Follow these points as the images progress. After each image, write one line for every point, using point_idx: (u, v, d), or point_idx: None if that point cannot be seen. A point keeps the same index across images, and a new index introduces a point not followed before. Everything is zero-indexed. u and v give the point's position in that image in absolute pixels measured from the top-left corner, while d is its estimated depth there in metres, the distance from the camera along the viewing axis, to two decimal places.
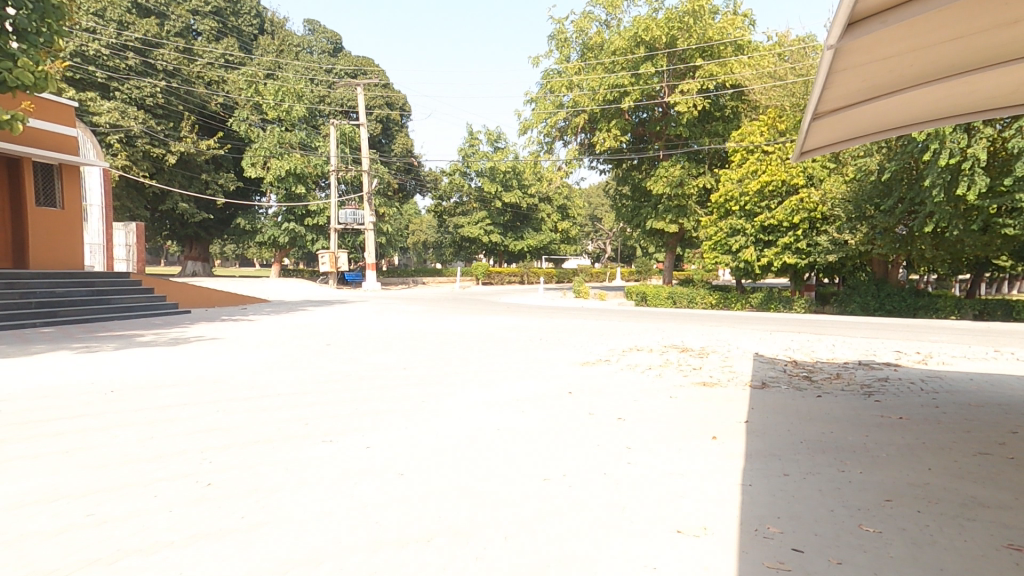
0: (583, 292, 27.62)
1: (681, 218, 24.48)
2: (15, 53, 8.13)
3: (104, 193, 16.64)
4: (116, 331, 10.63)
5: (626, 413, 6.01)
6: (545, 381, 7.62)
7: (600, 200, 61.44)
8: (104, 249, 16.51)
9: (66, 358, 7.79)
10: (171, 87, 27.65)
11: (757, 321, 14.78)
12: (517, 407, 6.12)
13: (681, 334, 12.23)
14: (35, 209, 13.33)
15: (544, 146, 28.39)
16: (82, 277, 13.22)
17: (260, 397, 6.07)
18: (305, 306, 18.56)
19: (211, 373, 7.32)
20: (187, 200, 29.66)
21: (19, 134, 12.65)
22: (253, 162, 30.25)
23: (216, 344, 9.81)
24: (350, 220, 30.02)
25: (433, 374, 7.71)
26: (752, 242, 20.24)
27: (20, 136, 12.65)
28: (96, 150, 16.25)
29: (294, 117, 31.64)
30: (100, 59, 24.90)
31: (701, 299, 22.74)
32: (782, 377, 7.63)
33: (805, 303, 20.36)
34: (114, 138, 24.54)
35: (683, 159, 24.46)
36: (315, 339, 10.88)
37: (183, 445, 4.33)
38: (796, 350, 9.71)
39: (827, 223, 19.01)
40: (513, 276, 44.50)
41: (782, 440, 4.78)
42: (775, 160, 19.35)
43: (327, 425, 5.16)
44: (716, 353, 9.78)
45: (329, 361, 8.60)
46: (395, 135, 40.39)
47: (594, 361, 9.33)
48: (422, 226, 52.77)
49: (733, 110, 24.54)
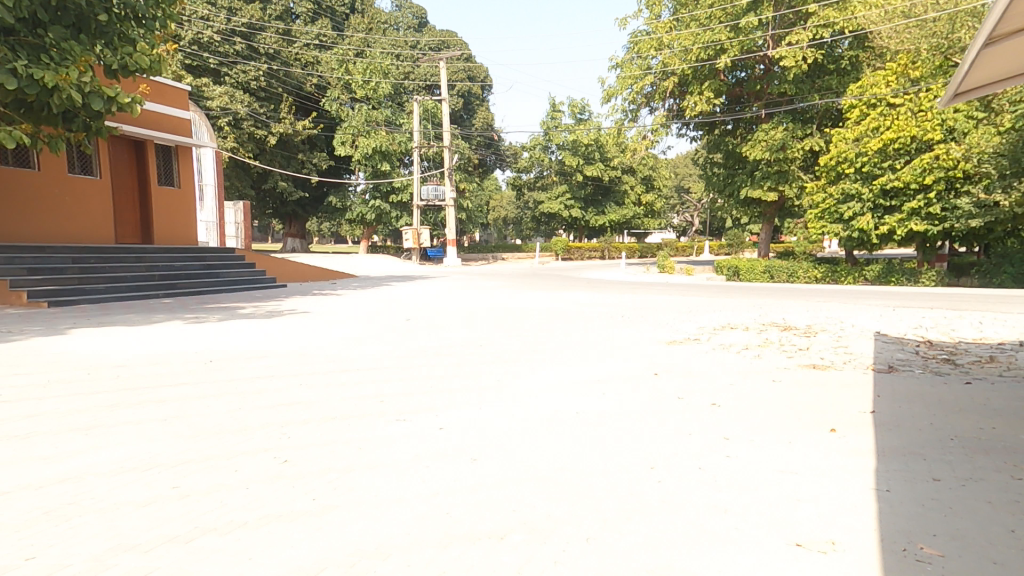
0: (668, 266, 26.27)
1: (782, 184, 22.38)
2: (134, 38, 8.76)
3: (217, 173, 18.05)
4: (223, 302, 11.53)
5: (720, 397, 5.44)
6: (629, 360, 7.19)
7: (688, 170, 58.09)
8: (217, 227, 17.96)
9: (177, 328, 8.48)
10: (272, 70, 29.22)
11: (873, 296, 13.16)
12: (597, 389, 5.79)
13: (782, 310, 11.13)
14: (156, 188, 14.64)
15: (628, 114, 26.90)
16: (195, 252, 14.41)
17: (341, 372, 6.21)
18: (390, 282, 19.22)
19: (302, 345, 7.65)
20: (286, 179, 31.60)
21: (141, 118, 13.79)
22: (342, 141, 31.52)
23: (307, 318, 10.32)
24: (432, 196, 30.67)
25: (510, 353, 7.53)
26: (869, 208, 18.22)
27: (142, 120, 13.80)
28: (210, 134, 17.62)
29: (380, 95, 32.83)
30: (212, 45, 26.86)
31: (804, 274, 20.86)
32: (914, 359, 6.58)
33: (936, 275, 18.02)
34: (224, 121, 26.49)
35: (786, 120, 22.19)
36: (397, 314, 11.13)
37: (267, 418, 4.46)
38: (930, 330, 8.39)
39: (970, 181, 16.46)
40: (594, 251, 43.54)
41: (923, 436, 4.03)
42: (903, 114, 17.10)
43: (402, 403, 5.14)
44: (825, 331, 8.72)
45: (408, 336, 8.71)
46: (476, 110, 40.31)
47: (682, 339, 8.67)
48: (503, 202, 52.93)
49: (852, 61, 21.90)
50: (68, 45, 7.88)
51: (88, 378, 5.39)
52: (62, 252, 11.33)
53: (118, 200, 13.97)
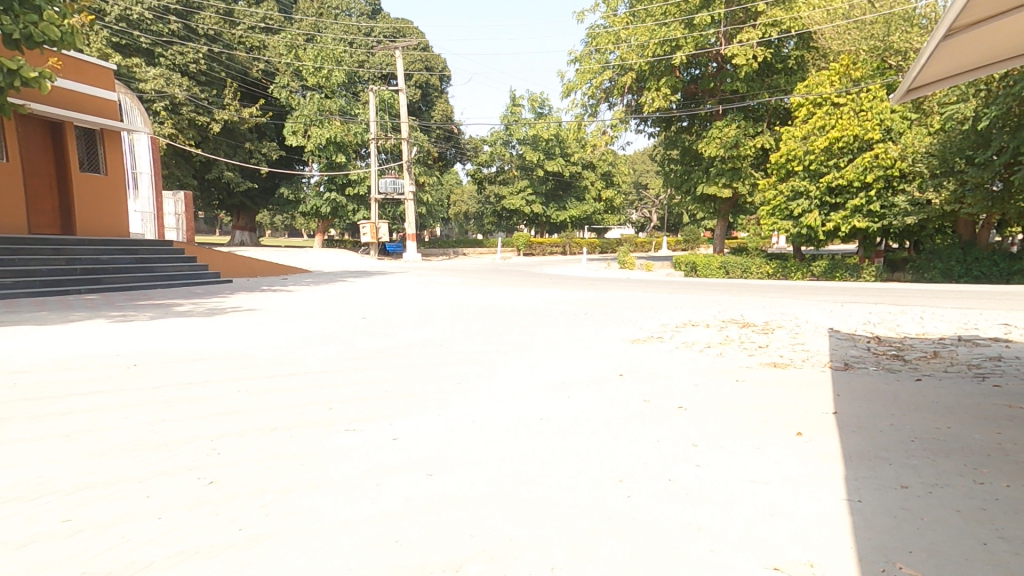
0: (629, 262, 26.55)
1: (736, 181, 22.88)
2: (41, 6, 7.90)
3: (153, 161, 16.87)
4: (158, 299, 10.69)
5: (687, 399, 5.33)
6: (593, 360, 7.02)
7: (646, 166, 59.06)
8: (155, 218, 16.80)
9: (100, 327, 7.73)
10: (212, 52, 27.65)
11: (823, 291, 13.53)
12: (562, 392, 5.59)
13: (740, 306, 11.28)
14: (79, 174, 13.51)
15: (588, 109, 26.88)
16: (127, 245, 13.39)
17: (285, 375, 5.74)
18: (345, 277, 18.47)
19: (243, 346, 7.10)
20: (232, 169, 30.04)
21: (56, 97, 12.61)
22: (293, 130, 30.24)
23: (252, 315, 9.68)
24: (390, 189, 29.85)
25: (471, 353, 7.23)
26: (816, 205, 18.72)
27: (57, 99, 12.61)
28: (144, 119, 16.50)
29: (333, 84, 31.62)
30: (144, 23, 25.05)
31: (756, 269, 21.40)
32: (867, 356, 6.69)
33: (876, 271, 18.74)
34: (160, 107, 24.84)
35: (739, 117, 22.63)
36: (351, 311, 10.60)
37: (194, 431, 4.00)
38: (878, 325, 8.61)
39: (906, 180, 17.20)
40: (555, 247, 43.61)
41: (886, 437, 4.00)
42: (847, 113, 17.58)
43: (352, 410, 4.77)
44: (783, 328, 8.83)
45: (362, 335, 8.26)
46: (434, 101, 39.44)
47: (645, 337, 8.59)
48: (464, 197, 52.26)
49: (798, 61, 22.46)
50: None
51: None
52: None
53: (32, 186, 12.79)
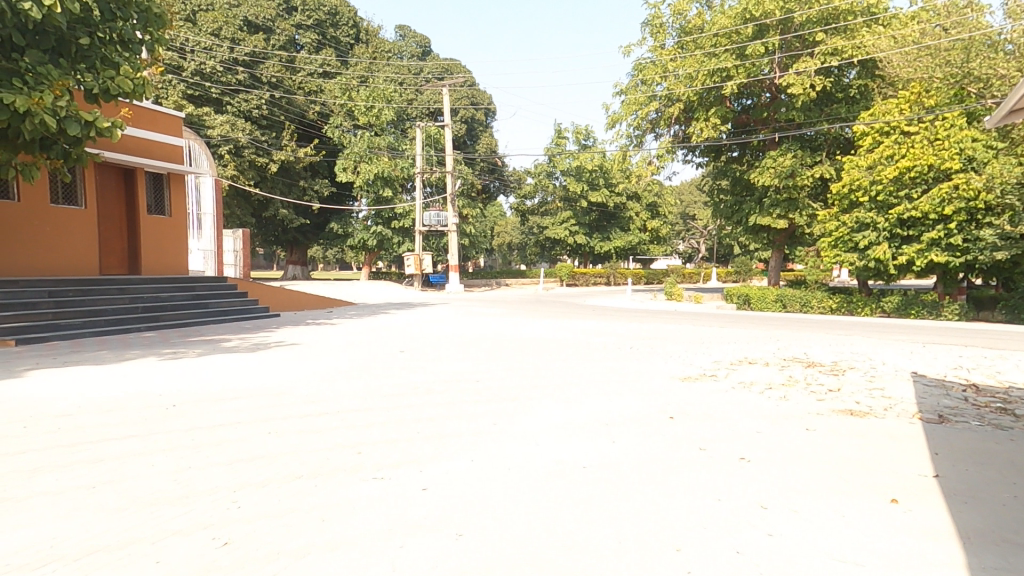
0: (676, 293, 25.68)
1: (792, 212, 21.89)
2: (118, 62, 8.40)
3: (216, 202, 17.70)
4: (208, 334, 10.93)
5: (749, 448, 4.73)
6: (641, 400, 6.49)
7: (693, 197, 58.02)
8: (216, 255, 17.31)
9: (149, 365, 7.85)
10: (274, 97, 29.31)
11: (897, 330, 12.41)
12: (606, 436, 5.11)
13: (803, 344, 10.45)
14: (146, 216, 14.23)
15: (633, 140, 26.59)
16: (184, 282, 13.90)
17: (317, 415, 5.54)
18: (388, 309, 18.60)
19: (281, 383, 6.99)
20: (287, 207, 31.36)
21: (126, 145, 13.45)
22: (344, 167, 31.37)
23: (294, 351, 9.68)
24: (434, 222, 30.34)
25: (509, 391, 6.86)
26: (885, 237, 17.59)
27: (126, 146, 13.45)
28: (210, 162, 17.38)
29: (383, 122, 32.74)
30: (215, 75, 27.02)
31: (817, 303, 20.13)
32: (963, 408, 5.86)
33: (959, 308, 17.18)
34: (224, 150, 26.45)
35: (794, 147, 21.76)
36: (390, 346, 10.48)
37: (215, 480, 3.80)
38: (972, 372, 7.69)
39: (992, 214, 15.80)
40: (599, 277, 42.97)
41: (1009, 514, 3.31)
42: (920, 142, 16.56)
43: (381, 455, 4.48)
44: (854, 370, 8.01)
45: (400, 372, 8.06)
46: (479, 136, 40.10)
47: (697, 375, 7.97)
48: (508, 228, 52.70)
49: (861, 89, 21.44)
50: (44, 69, 7.53)
51: (22, 431, 4.72)
52: (39, 286, 10.86)
53: (104, 230, 13.59)
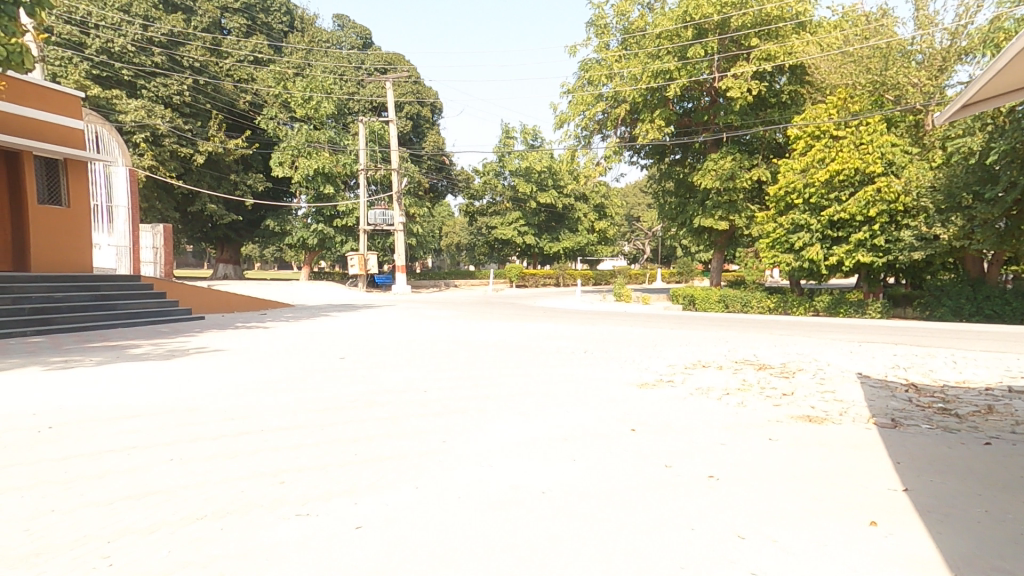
0: (625, 294, 25.88)
1: (732, 214, 22.50)
2: None
3: (132, 194, 16.01)
4: (113, 340, 9.70)
5: (716, 465, 4.44)
6: (599, 411, 6.13)
7: (638, 200, 59.39)
8: (131, 252, 15.70)
9: (31, 376, 6.74)
10: (197, 84, 27.36)
11: (834, 329, 12.84)
12: (566, 454, 4.69)
13: (750, 345, 10.54)
14: (35, 206, 12.62)
15: (581, 140, 26.58)
16: (87, 280, 12.48)
17: (235, 435, 4.78)
18: (328, 311, 17.56)
19: (194, 396, 6.12)
20: (216, 201, 29.30)
21: (7, 126, 11.96)
22: (280, 161, 29.84)
23: (215, 357, 8.71)
24: (379, 220, 29.16)
25: (458, 402, 6.33)
26: (818, 239, 18.23)
27: (8, 127, 11.96)
28: (122, 150, 15.76)
29: (323, 115, 31.25)
30: (127, 55, 24.68)
31: (757, 303, 20.71)
32: (912, 409, 5.89)
33: (881, 307, 18.14)
34: (141, 138, 24.20)
35: (733, 150, 22.34)
36: (327, 351, 9.66)
37: (86, 529, 3.06)
38: (909, 370, 7.90)
39: (910, 216, 16.83)
40: (548, 278, 42.94)
41: (989, 534, 3.14)
42: (847, 146, 17.22)
43: (309, 483, 3.85)
44: (803, 371, 8.04)
45: (336, 380, 7.35)
46: (425, 132, 39.14)
47: (654, 381, 7.71)
48: (456, 228, 51.89)
49: (792, 95, 22.30)
50: None
51: None
52: None
53: None
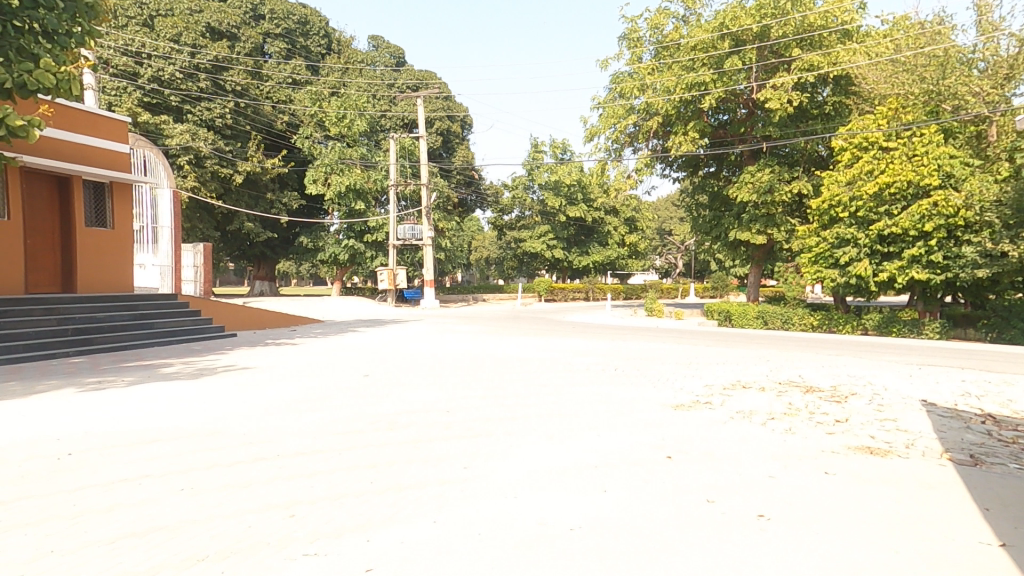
0: (657, 309, 25.25)
1: (771, 228, 21.66)
2: (38, 54, 7.46)
3: (175, 215, 16.34)
4: (147, 359, 9.79)
5: (767, 502, 3.99)
6: (632, 435, 5.74)
7: (670, 213, 58.41)
8: (173, 272, 15.86)
9: (64, 398, 6.76)
10: (239, 107, 28.23)
11: (887, 349, 12.01)
12: (597, 485, 4.32)
13: (796, 366, 9.92)
14: (83, 230, 13.06)
15: (612, 154, 26.25)
16: (126, 299, 12.76)
17: (252, 461, 4.60)
18: (357, 327, 17.58)
19: (216, 418, 5.99)
20: (253, 219, 30.03)
21: (61, 152, 12.45)
22: (314, 178, 30.42)
23: (243, 376, 8.65)
24: (409, 235, 29.31)
25: (482, 426, 6.02)
26: (865, 254, 17.34)
27: (62, 154, 12.44)
28: (167, 172, 16.22)
29: (356, 133, 31.87)
30: (174, 82, 25.67)
31: (798, 320, 19.82)
32: (990, 445, 5.27)
33: (939, 327, 17.11)
34: (184, 160, 25.13)
35: (772, 162, 21.55)
36: (353, 369, 9.51)
37: (83, 573, 2.86)
38: (980, 399, 7.19)
39: (970, 230, 15.82)
40: (578, 292, 42.43)
41: None
42: (899, 158, 16.37)
43: (321, 517, 3.60)
44: (857, 396, 7.42)
45: (360, 401, 7.16)
46: (455, 148, 39.44)
47: (691, 403, 7.24)
48: (486, 242, 52.01)
49: (836, 106, 21.42)
50: None
51: None
52: None
53: (34, 244, 12.35)
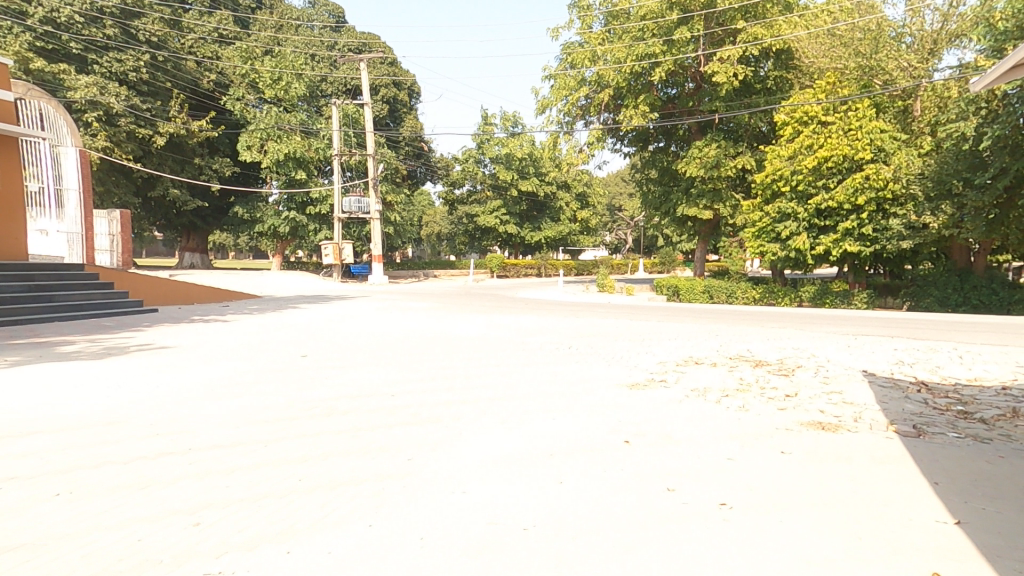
0: (609, 285, 25.36)
1: (717, 203, 21.98)
2: None
3: (83, 176, 14.59)
4: (45, 338, 8.69)
5: (726, 486, 3.83)
6: (588, 418, 5.50)
7: (620, 189, 59.16)
8: (84, 240, 14.41)
9: None
10: (155, 60, 25.73)
11: (825, 321, 12.43)
12: (551, 475, 4.04)
13: (742, 339, 10.05)
14: None
15: (563, 127, 25.83)
16: (21, 270, 11.37)
17: (154, 457, 4.02)
18: (297, 303, 16.59)
19: (117, 404, 5.26)
20: (179, 186, 27.75)
21: None
22: (248, 144, 28.47)
23: (158, 355, 7.80)
24: (355, 208, 28.10)
25: (428, 412, 5.61)
26: (804, 228, 17.87)
27: None
28: (69, 128, 14.53)
29: (293, 97, 30.02)
30: (74, 27, 22.98)
31: (741, 294, 20.36)
32: (931, 415, 5.37)
33: (868, 297, 17.93)
34: (92, 116, 22.57)
35: (718, 138, 21.75)
36: (288, 348, 8.83)
37: None
38: (915, 367, 7.43)
39: (897, 204, 16.59)
40: (530, 268, 42.30)
41: None
42: (836, 132, 16.83)
43: (233, 525, 3.11)
44: (804, 369, 7.52)
45: (291, 383, 6.57)
46: (402, 117, 37.88)
47: (645, 381, 7.10)
48: (437, 218, 50.82)
49: (777, 81, 21.84)
50: None
51: None
52: None
53: None
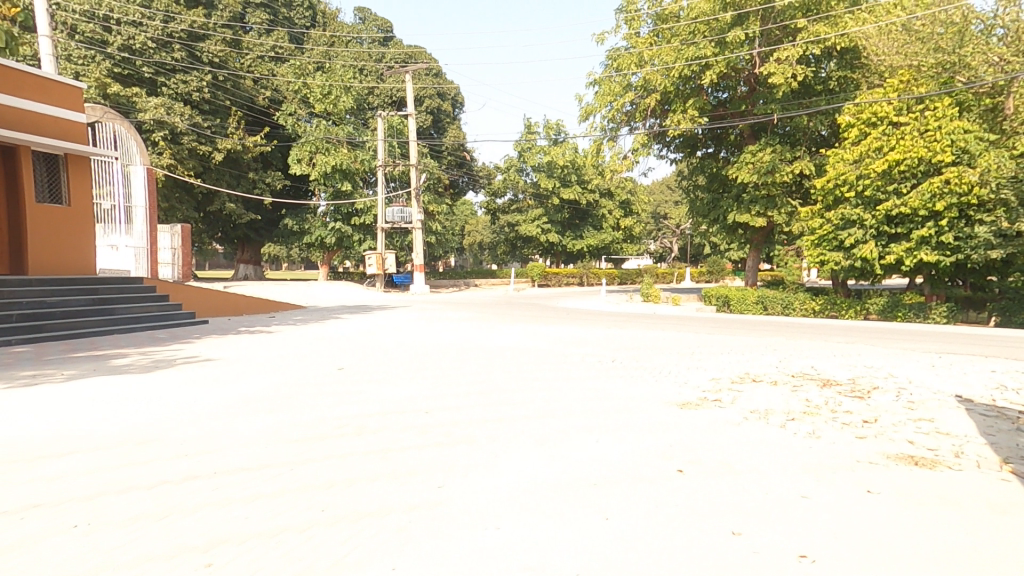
0: (653, 295, 24.51)
1: (771, 210, 20.89)
2: None
3: (149, 193, 15.30)
4: (101, 350, 8.90)
5: (805, 532, 3.26)
6: (635, 442, 5.00)
7: (664, 197, 57.82)
8: (149, 254, 15.14)
9: None
10: (217, 80, 26.95)
11: (900, 336, 11.35)
12: (597, 510, 3.57)
13: (806, 355, 9.23)
14: (35, 205, 12.07)
15: (607, 134, 25.25)
16: (85, 283, 11.85)
17: (180, 481, 3.83)
18: (341, 313, 16.73)
19: (155, 421, 5.17)
20: (235, 200, 28.65)
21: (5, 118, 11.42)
22: (298, 158, 29.15)
23: (203, 368, 7.80)
24: (398, 218, 28.41)
25: (462, 432, 5.25)
26: (872, 235, 16.64)
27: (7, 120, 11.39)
28: (139, 149, 15.20)
29: (342, 110, 30.75)
30: (147, 52, 24.47)
31: (800, 305, 19.15)
32: None
33: (947, 311, 16.41)
34: (159, 135, 23.81)
35: (773, 142, 20.65)
36: (328, 360, 8.72)
37: None
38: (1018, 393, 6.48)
39: (981, 210, 15.14)
40: (571, 278, 41.69)
41: None
42: (911, 133, 15.52)
43: (247, 566, 2.82)
44: (881, 391, 6.70)
45: (328, 398, 6.38)
46: (445, 128, 38.31)
47: (698, 400, 6.49)
48: (479, 227, 50.97)
49: (840, 81, 20.58)
50: None
51: None
52: None
53: None
